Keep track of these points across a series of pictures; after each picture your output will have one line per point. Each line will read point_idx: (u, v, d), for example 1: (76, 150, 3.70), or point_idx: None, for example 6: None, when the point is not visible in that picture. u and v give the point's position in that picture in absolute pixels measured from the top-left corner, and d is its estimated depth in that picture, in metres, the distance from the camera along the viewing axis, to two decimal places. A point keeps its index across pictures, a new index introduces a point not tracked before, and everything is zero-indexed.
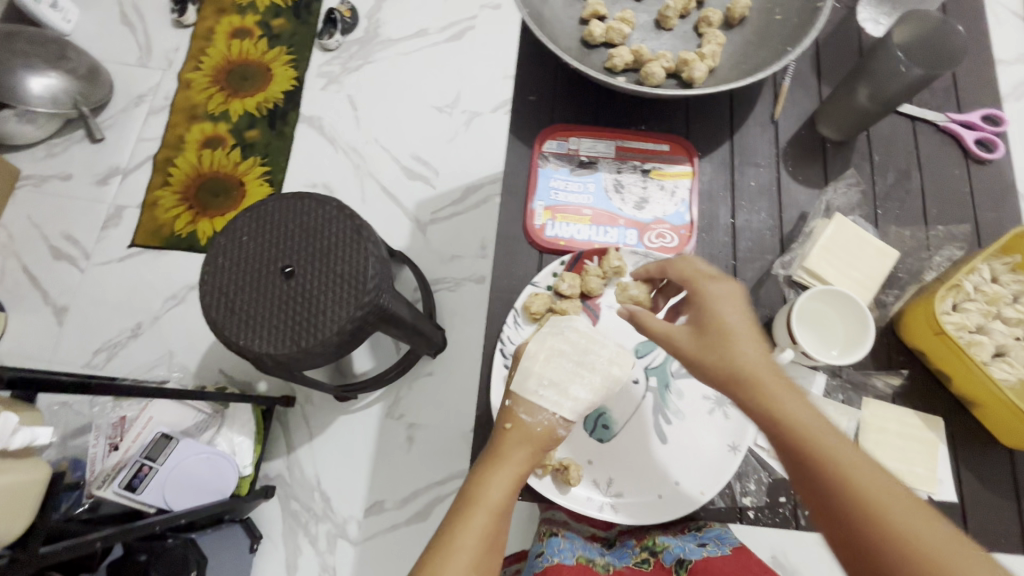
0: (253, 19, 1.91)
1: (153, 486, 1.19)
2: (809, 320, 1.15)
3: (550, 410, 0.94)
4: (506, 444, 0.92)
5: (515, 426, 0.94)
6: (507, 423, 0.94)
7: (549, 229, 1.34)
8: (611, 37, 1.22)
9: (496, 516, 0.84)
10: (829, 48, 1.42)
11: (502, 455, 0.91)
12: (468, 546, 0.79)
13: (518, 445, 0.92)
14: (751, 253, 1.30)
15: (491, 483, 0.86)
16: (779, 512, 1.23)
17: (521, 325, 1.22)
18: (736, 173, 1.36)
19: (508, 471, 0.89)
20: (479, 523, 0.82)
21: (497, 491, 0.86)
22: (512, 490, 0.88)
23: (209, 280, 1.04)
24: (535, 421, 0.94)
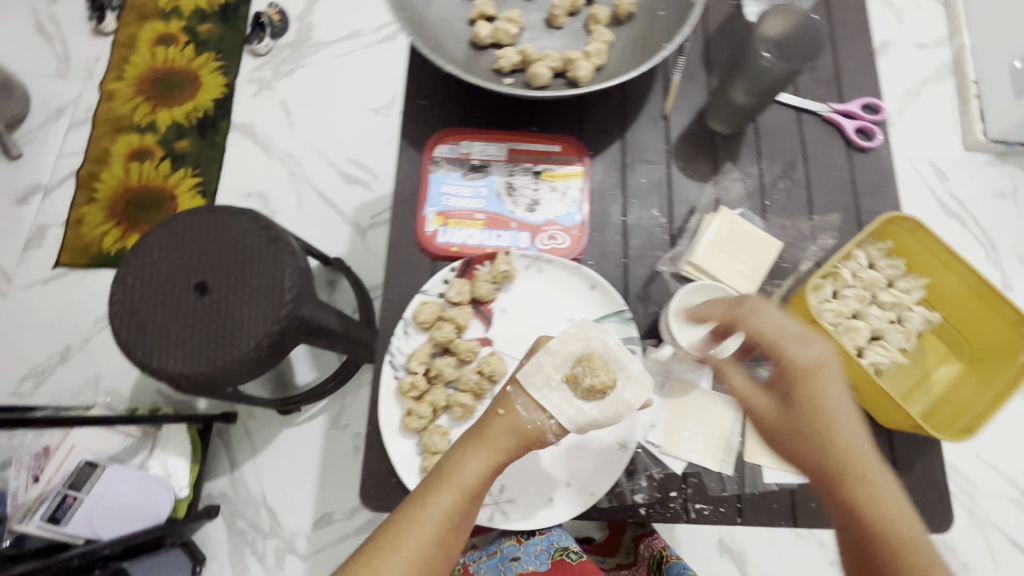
0: (178, 25, 1.83)
1: (79, 516, 1.15)
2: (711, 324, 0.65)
3: (550, 413, 0.57)
4: (494, 429, 0.58)
5: (510, 416, 0.58)
6: (500, 410, 0.58)
7: (442, 236, 0.68)
8: (499, 43, 0.74)
9: (466, 505, 0.57)
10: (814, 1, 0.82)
11: (485, 441, 0.58)
12: (425, 525, 0.55)
13: (505, 433, 0.58)
14: (646, 244, 0.69)
15: (467, 465, 0.57)
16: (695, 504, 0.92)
17: (409, 335, 0.65)
18: (638, 165, 0.72)
19: (493, 459, 0.58)
20: (441, 506, 0.56)
21: (475, 479, 0.57)
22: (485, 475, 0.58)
23: (119, 301, 0.99)
24: (534, 414, 0.58)
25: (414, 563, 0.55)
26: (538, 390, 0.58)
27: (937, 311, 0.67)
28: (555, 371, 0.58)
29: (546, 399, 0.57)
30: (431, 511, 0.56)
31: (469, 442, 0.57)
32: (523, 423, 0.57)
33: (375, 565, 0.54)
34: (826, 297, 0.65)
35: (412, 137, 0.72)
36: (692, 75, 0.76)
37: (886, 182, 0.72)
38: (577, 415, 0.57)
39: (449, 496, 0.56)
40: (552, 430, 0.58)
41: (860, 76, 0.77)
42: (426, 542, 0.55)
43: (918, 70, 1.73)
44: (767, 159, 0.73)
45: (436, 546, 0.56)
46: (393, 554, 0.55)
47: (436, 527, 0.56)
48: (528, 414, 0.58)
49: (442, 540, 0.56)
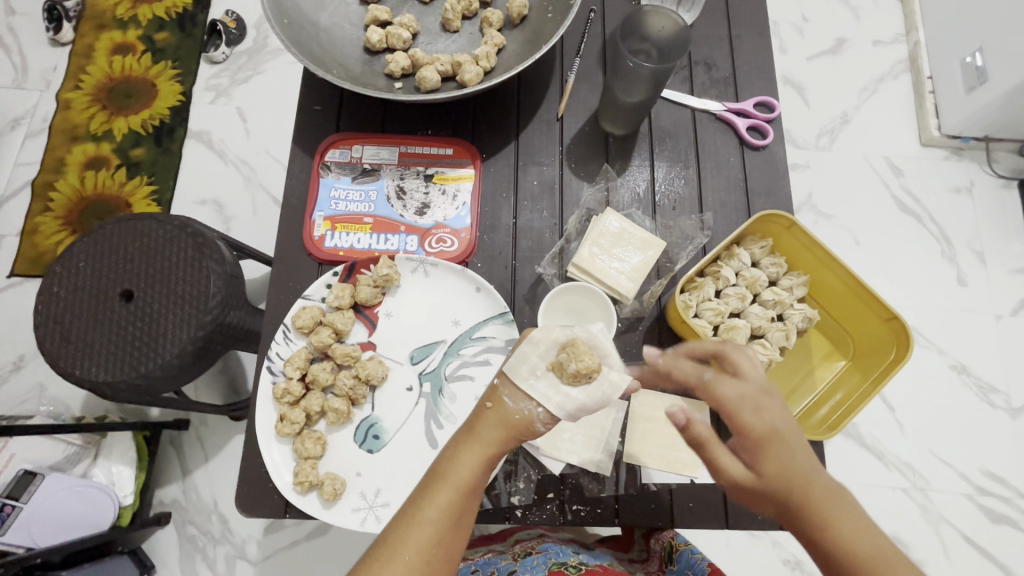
0: (135, 33, 1.77)
1: (18, 525, 1.15)
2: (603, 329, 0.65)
3: (539, 401, 0.54)
4: (487, 420, 0.54)
5: (500, 408, 0.54)
6: (489, 404, 0.55)
7: (331, 241, 0.69)
8: (392, 48, 0.74)
9: (463, 504, 0.52)
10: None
11: (477, 435, 0.54)
12: (423, 527, 0.50)
13: (494, 424, 0.54)
14: (542, 248, 0.70)
15: (461, 459, 0.52)
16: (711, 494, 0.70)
17: (292, 344, 0.64)
18: (528, 163, 0.73)
19: (486, 453, 0.53)
20: (438, 505, 0.51)
21: (470, 474, 0.52)
22: (487, 469, 0.53)
23: (43, 311, 0.99)
24: (524, 405, 0.54)
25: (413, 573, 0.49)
26: (525, 380, 0.55)
27: (822, 308, 0.68)
28: (540, 360, 0.56)
29: (534, 387, 0.55)
30: (427, 511, 0.50)
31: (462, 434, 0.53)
32: (513, 411, 0.54)
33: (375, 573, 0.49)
34: (708, 297, 0.64)
35: (304, 142, 0.73)
36: (586, 78, 0.77)
37: (779, 178, 0.73)
38: (565, 402, 0.54)
39: (446, 493, 0.51)
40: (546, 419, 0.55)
41: (757, 74, 0.78)
42: (427, 545, 0.50)
43: (873, 67, 1.71)
44: (659, 160, 0.73)
45: (438, 551, 0.50)
46: (393, 559, 0.49)
47: (435, 529, 0.50)
48: (515, 404, 0.55)
49: (443, 543, 0.50)
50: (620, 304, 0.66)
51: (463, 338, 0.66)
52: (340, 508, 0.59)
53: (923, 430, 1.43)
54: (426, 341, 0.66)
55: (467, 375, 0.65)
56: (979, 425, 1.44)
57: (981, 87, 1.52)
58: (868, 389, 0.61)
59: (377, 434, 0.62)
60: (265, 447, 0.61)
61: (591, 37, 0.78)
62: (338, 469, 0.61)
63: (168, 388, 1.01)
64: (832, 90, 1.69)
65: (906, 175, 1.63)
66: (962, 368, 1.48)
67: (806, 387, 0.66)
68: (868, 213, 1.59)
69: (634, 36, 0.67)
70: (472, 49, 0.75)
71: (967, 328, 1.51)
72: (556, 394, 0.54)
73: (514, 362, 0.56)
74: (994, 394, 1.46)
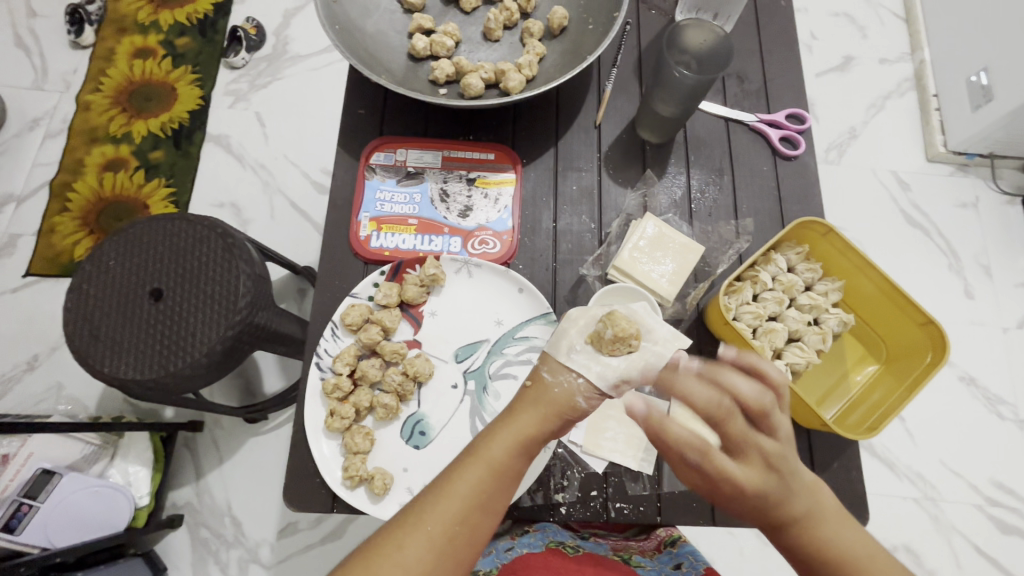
0: (156, 38, 1.79)
1: (34, 525, 1.14)
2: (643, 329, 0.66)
3: (579, 371, 0.55)
4: (528, 402, 0.55)
5: (539, 386, 0.54)
6: (530, 383, 0.55)
7: (376, 241, 0.70)
8: (436, 55, 0.76)
9: (494, 483, 0.52)
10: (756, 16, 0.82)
11: (513, 416, 0.54)
12: (452, 500, 0.50)
13: (532, 407, 0.54)
14: (580, 251, 0.72)
15: (496, 439, 0.53)
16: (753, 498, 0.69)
17: (340, 342, 0.65)
18: (567, 169, 0.75)
19: (524, 435, 0.53)
20: (468, 481, 0.51)
21: (503, 454, 0.52)
22: (520, 453, 0.53)
23: (72, 307, 1.00)
24: (565, 379, 0.55)
25: (436, 545, 0.49)
26: (564, 354, 0.56)
27: (855, 313, 0.70)
28: (578, 335, 0.57)
29: (573, 359, 0.55)
30: (457, 487, 0.51)
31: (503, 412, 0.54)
32: (553, 389, 0.54)
33: (401, 538, 0.49)
34: (747, 300, 0.66)
35: (349, 145, 0.75)
36: (623, 89, 0.79)
37: (811, 187, 0.75)
38: (606, 371, 0.55)
39: (476, 469, 0.51)
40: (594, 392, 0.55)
41: (788, 86, 0.80)
42: (452, 519, 0.50)
43: (880, 84, 1.75)
44: (695, 168, 0.75)
45: (464, 526, 0.50)
46: (418, 528, 0.50)
47: (462, 504, 0.50)
48: (554, 379, 0.55)
49: (469, 519, 0.50)
50: (661, 306, 0.68)
51: (507, 337, 0.67)
52: (388, 503, 0.60)
53: (934, 441, 1.45)
54: (469, 339, 0.67)
55: (511, 374, 0.66)
56: (987, 435, 1.46)
57: (987, 105, 1.55)
58: (904, 393, 0.63)
59: (423, 431, 0.63)
60: (313, 442, 0.62)
61: (627, 49, 0.81)
62: (386, 465, 0.62)
63: (191, 388, 1.01)
64: (840, 107, 1.73)
65: (914, 190, 1.66)
66: (971, 380, 1.50)
67: (842, 389, 0.68)
68: (876, 227, 1.62)
69: (675, 48, 0.69)
70: (513, 57, 0.77)
71: (974, 340, 1.53)
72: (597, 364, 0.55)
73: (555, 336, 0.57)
74: (1003, 405, 1.48)
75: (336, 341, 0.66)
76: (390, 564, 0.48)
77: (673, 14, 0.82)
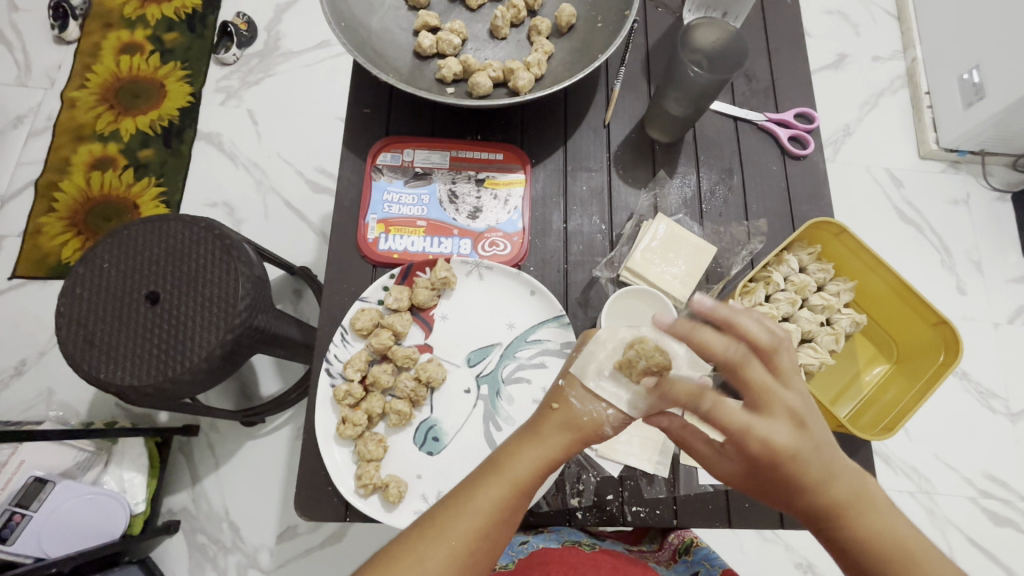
0: (143, 33, 1.75)
1: (27, 535, 1.09)
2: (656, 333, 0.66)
3: (608, 401, 0.54)
4: (552, 420, 0.54)
5: (566, 409, 0.54)
6: (555, 403, 0.55)
7: (384, 244, 0.69)
8: (442, 53, 0.74)
9: (514, 501, 0.51)
10: (763, 16, 0.82)
11: (540, 436, 0.54)
12: (473, 517, 0.50)
13: (559, 428, 0.54)
14: (590, 252, 0.71)
15: (521, 457, 0.52)
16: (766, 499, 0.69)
17: (350, 347, 0.64)
18: (575, 169, 0.74)
19: (547, 454, 0.53)
20: (490, 498, 0.50)
21: (527, 474, 0.51)
22: (544, 472, 0.53)
23: (66, 312, 0.97)
24: (593, 407, 0.54)
25: (457, 560, 0.49)
26: (592, 380, 0.55)
27: (868, 313, 0.70)
28: (607, 360, 0.57)
29: (602, 387, 0.55)
30: (478, 503, 0.50)
31: (527, 429, 0.53)
32: (580, 411, 0.54)
33: (421, 552, 0.49)
34: (760, 302, 0.66)
35: (355, 145, 0.73)
36: (631, 88, 0.78)
37: (820, 187, 0.75)
38: (636, 399, 0.54)
39: (498, 486, 0.51)
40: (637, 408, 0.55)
41: (795, 86, 0.80)
42: (472, 535, 0.49)
43: (874, 82, 1.77)
44: (705, 168, 0.75)
45: (485, 541, 0.50)
46: (439, 541, 0.49)
47: (483, 521, 0.49)
48: (582, 405, 0.55)
49: (489, 537, 0.50)
50: (674, 308, 0.67)
51: (519, 340, 0.66)
52: (402, 511, 0.59)
53: (928, 435, 1.47)
54: (480, 342, 0.66)
55: (524, 377, 0.65)
56: (981, 429, 1.48)
57: (979, 103, 1.56)
58: (917, 392, 0.64)
59: (436, 438, 0.63)
60: (325, 449, 0.61)
61: (634, 47, 0.80)
62: (399, 472, 0.61)
63: (190, 394, 0.99)
64: (835, 104, 1.74)
65: (907, 187, 1.68)
66: (964, 374, 1.52)
67: (854, 389, 0.69)
68: (872, 225, 1.63)
69: (687, 47, 0.68)
70: (520, 56, 0.76)
71: (967, 336, 1.56)
72: (627, 391, 0.54)
73: (581, 361, 0.56)
74: (994, 399, 1.51)
75: (345, 346, 0.65)
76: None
77: (681, 12, 0.81)
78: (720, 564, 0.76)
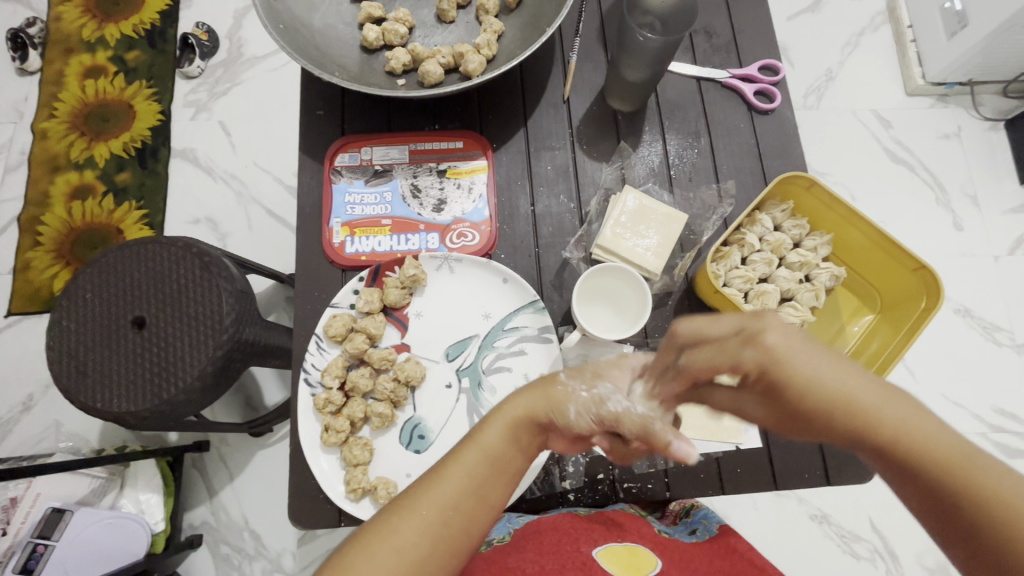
0: (105, 55, 1.71)
1: (52, 564, 1.11)
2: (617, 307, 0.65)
3: (588, 386, 0.56)
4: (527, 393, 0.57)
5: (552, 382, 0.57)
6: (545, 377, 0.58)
7: (350, 247, 0.68)
8: (390, 44, 0.73)
9: (489, 471, 0.54)
10: None
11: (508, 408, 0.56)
12: (448, 486, 0.52)
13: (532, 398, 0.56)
14: (559, 233, 0.70)
15: (490, 426, 0.55)
16: (759, 461, 0.69)
17: (327, 355, 0.64)
18: (534, 150, 0.73)
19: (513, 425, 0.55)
20: (465, 465, 0.53)
21: (496, 441, 0.54)
22: (512, 443, 0.55)
23: (55, 345, 0.98)
24: (573, 384, 0.56)
25: (430, 532, 0.50)
26: (599, 385, 0.56)
27: (845, 263, 0.69)
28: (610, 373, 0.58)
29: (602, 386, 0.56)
30: (455, 472, 0.53)
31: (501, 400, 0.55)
32: (556, 393, 0.55)
33: (395, 523, 0.50)
34: (735, 265, 0.65)
35: (312, 148, 0.72)
36: (588, 57, 0.76)
37: (790, 140, 0.73)
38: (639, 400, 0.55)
39: (473, 456, 0.53)
40: (609, 401, 0.55)
41: (758, 36, 0.77)
42: (446, 504, 0.51)
43: (854, 21, 1.71)
44: (669, 132, 0.73)
45: (460, 516, 0.51)
46: (413, 512, 0.50)
47: (458, 489, 0.52)
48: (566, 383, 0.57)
49: (462, 507, 0.51)
50: (648, 280, 0.66)
51: (497, 330, 0.66)
52: None
53: (934, 376, 1.46)
54: (455, 335, 0.66)
55: (505, 367, 0.65)
56: (987, 364, 1.47)
57: (963, 31, 1.50)
58: (901, 339, 0.63)
59: (421, 436, 0.63)
60: (311, 459, 0.61)
61: (589, 15, 0.77)
62: (388, 473, 0.61)
63: (191, 412, 1.00)
64: (815, 49, 1.69)
65: (896, 126, 1.63)
66: (966, 311, 1.50)
67: (841, 342, 0.68)
68: (863, 169, 1.59)
69: (638, 10, 0.65)
70: (470, 38, 0.74)
71: (966, 272, 1.53)
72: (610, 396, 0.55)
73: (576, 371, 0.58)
74: (999, 332, 1.49)
75: (321, 354, 0.64)
76: (387, 549, 0.48)
77: None
78: (716, 520, 0.78)
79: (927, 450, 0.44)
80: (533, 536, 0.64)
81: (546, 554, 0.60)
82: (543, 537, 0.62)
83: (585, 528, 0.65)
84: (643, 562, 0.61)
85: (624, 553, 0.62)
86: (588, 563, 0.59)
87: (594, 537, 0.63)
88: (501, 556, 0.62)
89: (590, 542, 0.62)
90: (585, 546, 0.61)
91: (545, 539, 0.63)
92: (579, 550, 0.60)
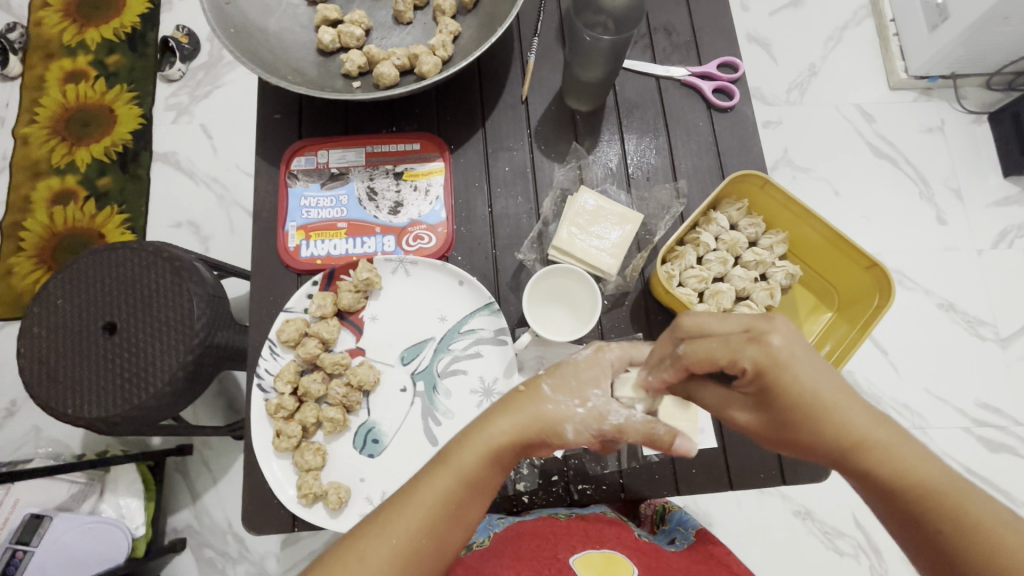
0: (85, 59, 1.71)
1: (30, 570, 1.12)
2: (567, 305, 0.66)
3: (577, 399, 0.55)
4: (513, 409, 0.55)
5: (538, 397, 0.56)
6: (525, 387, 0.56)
7: (306, 251, 0.68)
8: (346, 47, 0.72)
9: (462, 493, 0.52)
10: None
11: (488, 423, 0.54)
12: (419, 513, 0.51)
13: (518, 414, 0.55)
14: (515, 235, 0.70)
15: (465, 447, 0.53)
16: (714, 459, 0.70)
17: (280, 360, 0.64)
18: (491, 152, 0.72)
19: (498, 447, 0.53)
20: (435, 489, 0.52)
21: (472, 464, 0.52)
22: (490, 463, 0.53)
23: (26, 353, 0.97)
24: (562, 400, 0.55)
25: (399, 556, 0.50)
26: (591, 394, 0.56)
27: (802, 261, 0.69)
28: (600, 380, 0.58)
29: (594, 397, 0.56)
30: (426, 495, 0.52)
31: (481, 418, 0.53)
32: (549, 409, 0.54)
33: (361, 549, 0.49)
34: (689, 265, 0.65)
35: (268, 152, 0.71)
36: (546, 57, 0.76)
37: (748, 138, 0.73)
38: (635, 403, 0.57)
39: (446, 481, 0.52)
40: (608, 414, 0.55)
41: (718, 34, 0.77)
42: (416, 530, 0.50)
43: (836, 15, 1.70)
44: (628, 132, 0.73)
45: (431, 539, 0.51)
46: (382, 537, 0.50)
47: (428, 514, 0.51)
48: (553, 396, 0.56)
49: (433, 533, 0.51)
50: (603, 281, 0.66)
51: (452, 333, 0.66)
52: (347, 516, 0.60)
53: (917, 371, 1.45)
54: (409, 338, 0.66)
55: (460, 369, 0.65)
56: (971, 359, 1.46)
57: (944, 24, 1.49)
58: (854, 337, 0.63)
59: (375, 441, 0.63)
60: (264, 464, 0.61)
61: (547, 14, 0.77)
62: (341, 478, 0.61)
63: (164, 415, 1.00)
64: (798, 44, 1.68)
65: (880, 121, 1.62)
66: (950, 306, 1.50)
67: None
68: (846, 164, 1.58)
69: (588, 10, 0.61)
70: (428, 39, 0.74)
71: (950, 266, 1.53)
72: (605, 409, 0.56)
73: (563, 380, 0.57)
74: (983, 326, 1.49)
75: (275, 359, 0.64)
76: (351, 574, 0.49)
77: None
78: (693, 527, 0.78)
79: (905, 473, 0.49)
80: (512, 543, 0.64)
81: (522, 559, 0.60)
82: (521, 542, 0.63)
83: (564, 532, 0.65)
84: (619, 568, 0.61)
85: (601, 560, 0.62)
86: (563, 569, 0.59)
87: (572, 542, 0.64)
88: (480, 563, 0.63)
89: (568, 548, 0.62)
90: (563, 552, 0.62)
91: (522, 544, 0.63)
92: (556, 556, 0.61)
